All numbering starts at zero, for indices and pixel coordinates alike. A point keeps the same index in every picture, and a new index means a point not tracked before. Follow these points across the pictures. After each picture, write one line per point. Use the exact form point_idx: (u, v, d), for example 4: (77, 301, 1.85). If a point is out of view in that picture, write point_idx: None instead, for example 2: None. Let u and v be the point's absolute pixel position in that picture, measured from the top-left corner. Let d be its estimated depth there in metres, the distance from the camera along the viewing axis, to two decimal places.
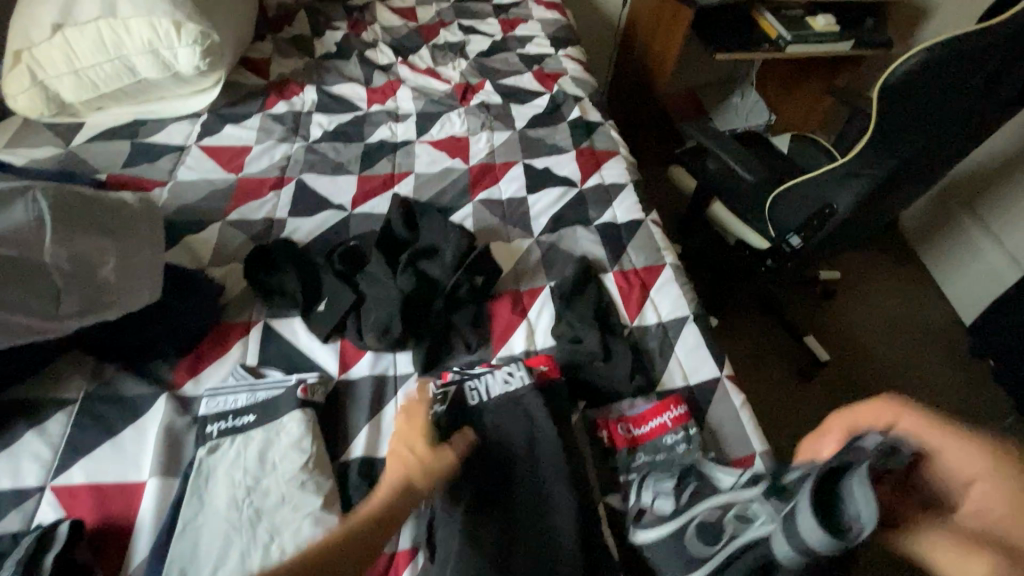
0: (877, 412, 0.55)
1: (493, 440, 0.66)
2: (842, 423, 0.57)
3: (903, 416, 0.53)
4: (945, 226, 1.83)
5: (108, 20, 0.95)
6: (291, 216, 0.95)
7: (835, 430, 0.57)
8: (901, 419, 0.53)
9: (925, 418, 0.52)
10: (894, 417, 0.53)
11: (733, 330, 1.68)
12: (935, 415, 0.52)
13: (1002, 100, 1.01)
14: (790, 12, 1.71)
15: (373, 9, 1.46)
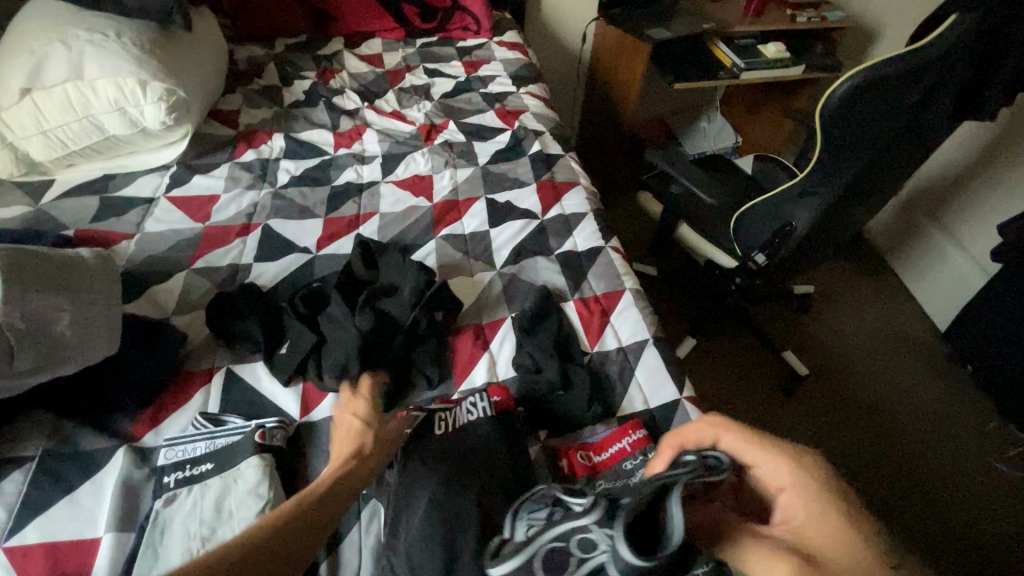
0: (699, 432, 0.58)
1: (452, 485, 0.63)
2: (672, 442, 0.59)
3: (722, 437, 0.56)
4: (911, 235, 1.88)
5: (76, 82, 0.99)
6: (256, 261, 0.97)
7: (666, 450, 0.59)
8: (720, 437, 0.56)
9: (738, 432, 0.55)
10: (715, 435, 0.57)
11: (712, 349, 1.70)
12: (746, 428, 0.56)
13: (938, 116, 1.06)
14: (742, 41, 1.79)
15: (341, 57, 1.53)
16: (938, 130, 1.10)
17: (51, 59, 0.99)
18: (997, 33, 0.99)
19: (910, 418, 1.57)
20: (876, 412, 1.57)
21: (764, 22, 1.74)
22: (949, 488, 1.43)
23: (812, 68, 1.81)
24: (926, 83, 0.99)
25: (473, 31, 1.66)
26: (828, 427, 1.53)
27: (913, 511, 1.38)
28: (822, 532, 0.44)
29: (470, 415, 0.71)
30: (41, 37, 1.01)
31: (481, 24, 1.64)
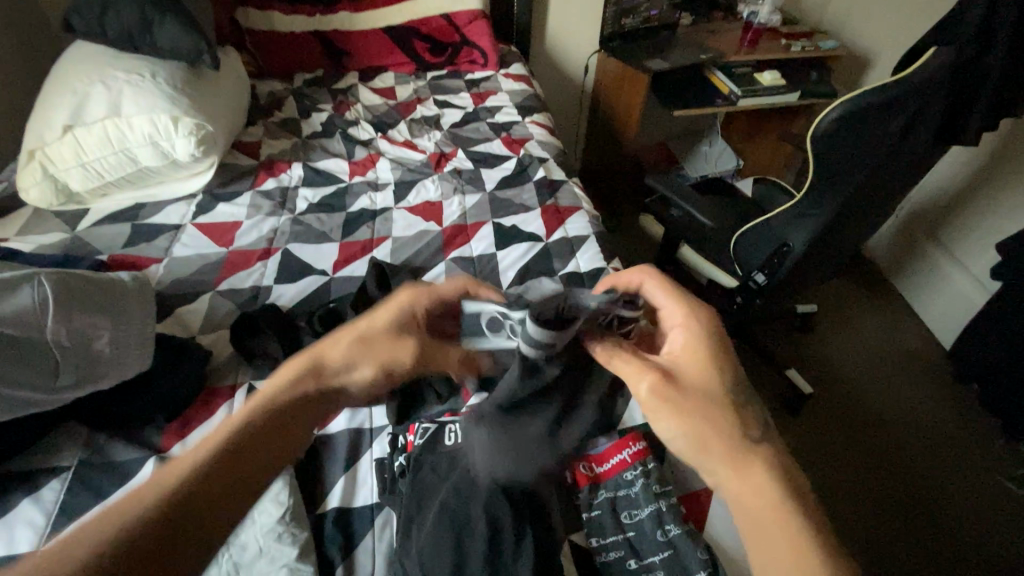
0: (629, 276, 0.66)
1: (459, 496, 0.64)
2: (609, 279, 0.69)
3: (646, 282, 0.65)
4: (913, 252, 1.91)
5: (114, 119, 1.07)
6: (276, 283, 1.03)
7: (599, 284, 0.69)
8: (645, 283, 0.65)
9: (661, 280, 0.64)
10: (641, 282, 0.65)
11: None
12: (669, 281, 0.64)
13: (924, 141, 1.11)
14: (739, 70, 1.87)
15: (355, 90, 1.61)
16: (925, 154, 1.15)
17: (92, 98, 1.08)
18: (975, 63, 1.05)
19: (916, 438, 1.57)
20: (880, 427, 1.59)
21: (760, 51, 1.81)
22: (950, 504, 1.43)
23: (807, 94, 1.87)
24: (911, 110, 1.04)
25: (480, 64, 1.74)
26: (830, 446, 1.54)
27: (913, 526, 1.39)
28: (692, 371, 0.56)
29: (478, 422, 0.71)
30: (85, 79, 1.10)
31: (488, 57, 1.73)
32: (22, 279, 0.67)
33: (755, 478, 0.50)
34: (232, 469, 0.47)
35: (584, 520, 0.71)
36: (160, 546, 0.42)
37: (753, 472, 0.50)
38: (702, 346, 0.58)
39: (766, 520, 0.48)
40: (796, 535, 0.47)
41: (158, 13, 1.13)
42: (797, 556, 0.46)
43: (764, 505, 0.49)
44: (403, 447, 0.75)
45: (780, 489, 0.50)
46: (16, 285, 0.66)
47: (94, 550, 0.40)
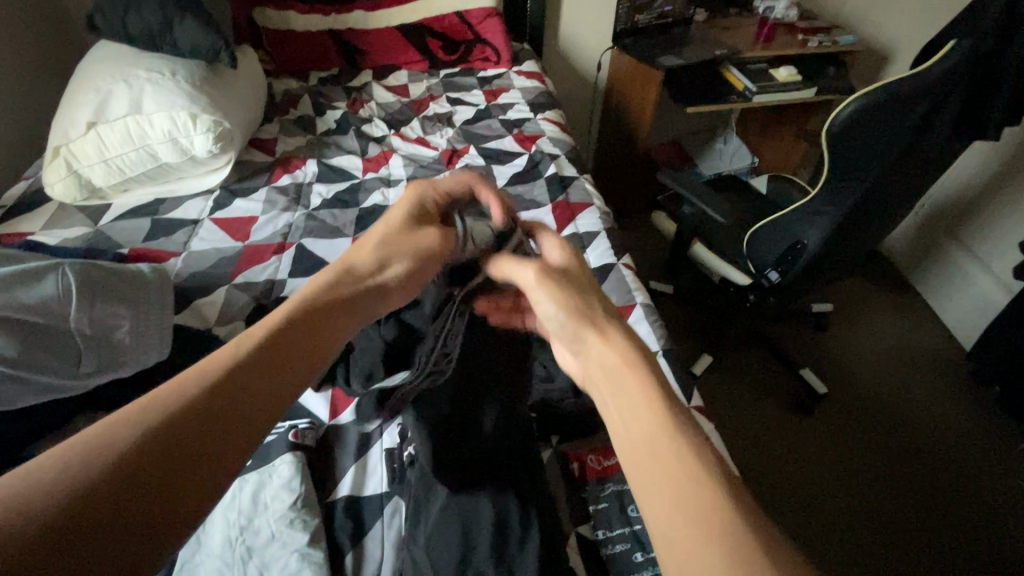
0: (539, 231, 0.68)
1: (465, 491, 0.65)
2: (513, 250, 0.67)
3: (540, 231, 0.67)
4: (933, 252, 1.87)
5: (135, 116, 1.10)
6: (291, 277, 1.04)
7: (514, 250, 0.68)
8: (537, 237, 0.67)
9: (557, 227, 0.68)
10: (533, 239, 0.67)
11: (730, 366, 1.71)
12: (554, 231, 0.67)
13: (942, 137, 1.09)
14: (754, 66, 1.85)
15: (370, 88, 1.63)
16: (942, 150, 1.13)
17: (115, 97, 1.11)
18: (994, 57, 1.03)
19: (933, 441, 1.54)
20: (895, 427, 1.56)
21: (775, 47, 1.80)
22: (960, 507, 1.40)
23: (825, 90, 1.84)
24: (927, 106, 1.02)
25: (493, 62, 1.75)
26: (844, 447, 1.52)
27: (923, 529, 1.36)
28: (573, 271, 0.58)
29: None
30: (107, 77, 1.13)
31: (501, 55, 1.74)
32: (46, 269, 0.70)
33: (629, 401, 0.44)
34: (271, 356, 0.46)
35: (591, 512, 0.72)
36: (215, 417, 0.39)
37: (628, 396, 0.44)
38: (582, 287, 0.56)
39: (638, 441, 0.41)
40: (670, 446, 0.40)
41: (178, 13, 1.16)
42: (669, 473, 0.38)
43: (638, 425, 0.42)
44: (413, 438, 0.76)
45: (664, 406, 0.42)
46: (41, 275, 0.69)
47: (145, 419, 0.37)
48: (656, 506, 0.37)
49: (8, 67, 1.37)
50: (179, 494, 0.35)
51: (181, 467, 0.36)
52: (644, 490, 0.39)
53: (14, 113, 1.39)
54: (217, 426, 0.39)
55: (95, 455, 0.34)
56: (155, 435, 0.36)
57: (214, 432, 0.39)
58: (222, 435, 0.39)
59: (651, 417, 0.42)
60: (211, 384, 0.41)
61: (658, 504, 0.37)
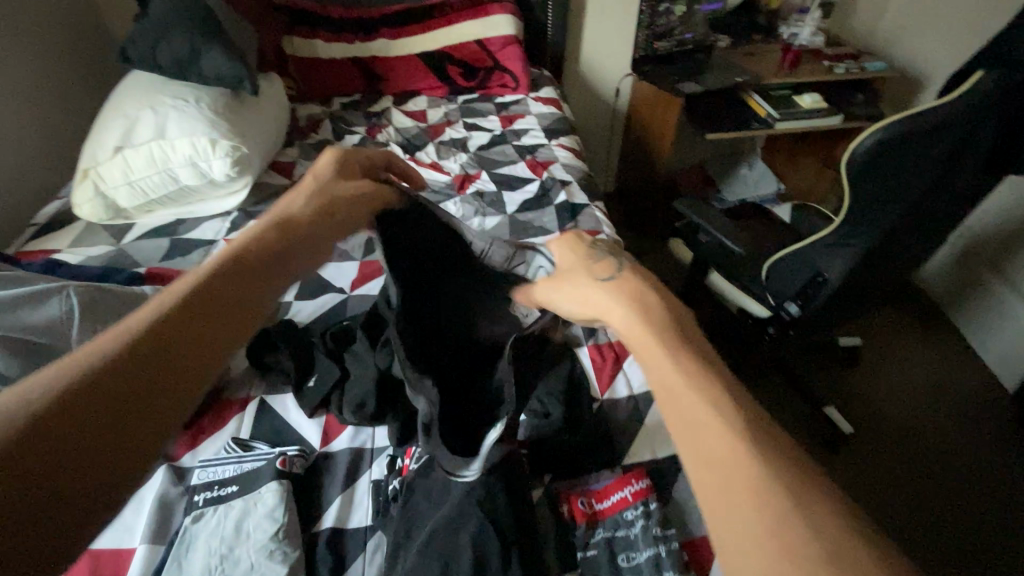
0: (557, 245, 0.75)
1: (443, 531, 0.63)
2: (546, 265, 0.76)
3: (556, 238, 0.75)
4: (972, 287, 1.76)
5: (159, 141, 1.15)
6: (296, 299, 1.05)
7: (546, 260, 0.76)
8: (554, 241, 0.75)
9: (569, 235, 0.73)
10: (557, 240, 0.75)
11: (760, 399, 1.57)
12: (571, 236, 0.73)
13: (971, 169, 1.04)
14: (777, 93, 1.81)
15: (389, 114, 1.67)
16: (972, 181, 1.08)
17: (141, 123, 1.16)
18: None
19: (973, 486, 1.44)
20: (928, 469, 1.47)
21: (800, 74, 1.76)
22: (1001, 557, 1.31)
23: (852, 117, 1.79)
24: (956, 135, 0.97)
25: (511, 88, 1.77)
26: (872, 489, 1.43)
27: None
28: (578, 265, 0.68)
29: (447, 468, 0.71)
30: (136, 104, 1.18)
31: (519, 81, 1.76)
32: (52, 292, 0.73)
33: (688, 408, 0.42)
34: (215, 295, 0.47)
35: (578, 559, 0.68)
36: (162, 358, 0.40)
37: (684, 401, 0.43)
38: (632, 285, 0.57)
39: (704, 477, 0.39)
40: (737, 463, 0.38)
41: (205, 44, 1.22)
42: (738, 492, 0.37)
43: (698, 438, 0.40)
44: (399, 470, 0.75)
45: (727, 418, 0.41)
46: (47, 297, 0.72)
47: (85, 362, 0.38)
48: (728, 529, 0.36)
49: (42, 93, 1.45)
50: (136, 429, 0.36)
51: (130, 406, 0.37)
52: (716, 510, 0.37)
53: (45, 136, 1.46)
54: (170, 365, 0.40)
55: (43, 385, 0.35)
56: (99, 373, 0.37)
57: (164, 372, 0.40)
58: (173, 372, 0.40)
59: (713, 429, 0.40)
60: (155, 328, 0.42)
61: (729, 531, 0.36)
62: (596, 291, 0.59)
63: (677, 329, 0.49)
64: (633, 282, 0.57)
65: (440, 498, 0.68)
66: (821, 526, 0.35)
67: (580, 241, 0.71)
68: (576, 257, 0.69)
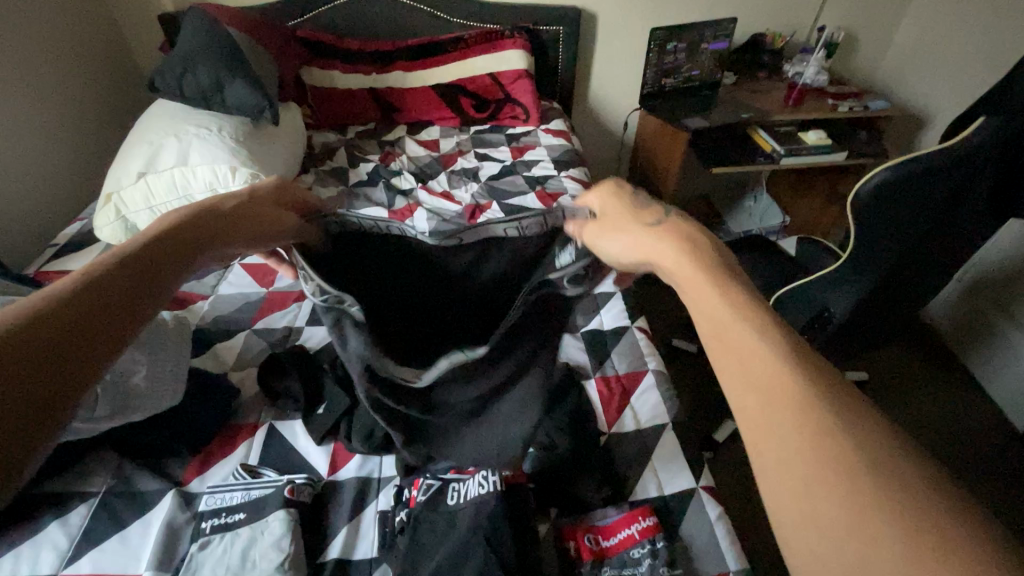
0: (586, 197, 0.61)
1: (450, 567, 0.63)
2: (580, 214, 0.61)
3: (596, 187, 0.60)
4: (979, 324, 1.75)
5: (181, 168, 1.18)
6: (307, 325, 1.07)
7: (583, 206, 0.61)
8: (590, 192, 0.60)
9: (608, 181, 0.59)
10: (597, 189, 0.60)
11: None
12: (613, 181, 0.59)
13: (974, 210, 1.05)
14: (782, 129, 1.85)
15: (402, 143, 1.72)
16: (976, 222, 1.09)
17: (165, 150, 1.20)
18: None
19: None
20: None
21: (804, 111, 1.80)
22: None
23: (857, 153, 1.81)
24: (958, 178, 0.99)
25: (521, 120, 1.81)
26: None
27: None
28: (619, 211, 0.55)
29: (454, 500, 0.71)
30: (161, 133, 1.23)
31: (530, 113, 1.80)
32: None
33: (739, 357, 0.38)
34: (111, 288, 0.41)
35: None
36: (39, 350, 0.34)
37: (741, 344, 0.38)
38: (677, 227, 0.49)
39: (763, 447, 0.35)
40: (791, 413, 0.34)
41: (229, 76, 1.27)
42: (792, 449, 0.33)
43: (744, 388, 0.37)
44: (406, 501, 0.74)
45: (788, 362, 0.36)
46: None
47: None
48: (781, 489, 0.33)
49: (66, 119, 1.51)
50: None
51: None
52: (766, 457, 0.34)
53: (66, 160, 1.51)
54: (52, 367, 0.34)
55: None
56: None
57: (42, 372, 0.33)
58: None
59: (761, 378, 0.36)
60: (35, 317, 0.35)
61: (780, 494, 0.34)
62: (644, 230, 0.50)
63: (723, 270, 0.44)
64: (680, 229, 0.49)
65: (446, 532, 0.68)
66: (887, 477, 0.31)
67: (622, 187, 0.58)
68: (619, 203, 0.56)
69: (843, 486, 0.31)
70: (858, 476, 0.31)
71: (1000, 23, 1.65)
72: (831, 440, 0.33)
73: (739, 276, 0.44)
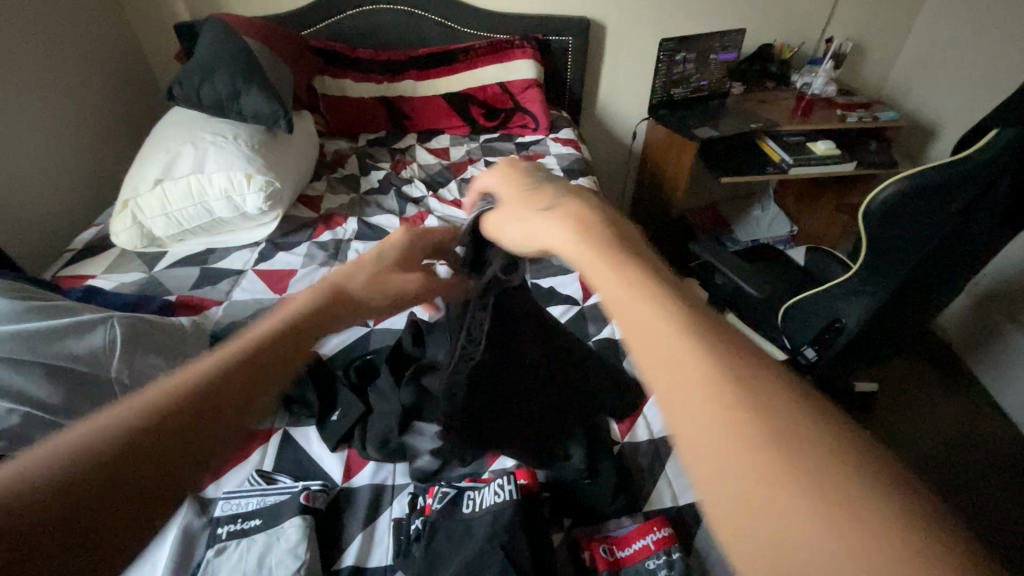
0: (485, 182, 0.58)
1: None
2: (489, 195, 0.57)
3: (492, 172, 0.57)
4: (991, 336, 1.74)
5: (197, 175, 1.20)
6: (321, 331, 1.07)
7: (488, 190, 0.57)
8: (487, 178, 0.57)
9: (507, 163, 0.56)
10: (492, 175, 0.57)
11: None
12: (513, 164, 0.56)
13: (988, 222, 1.05)
14: (791, 139, 1.86)
15: (413, 151, 1.73)
16: (990, 234, 1.09)
17: (181, 157, 1.21)
18: None
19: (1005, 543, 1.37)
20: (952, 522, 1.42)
21: (814, 122, 1.80)
22: None
23: (866, 163, 1.81)
24: (972, 191, 0.99)
25: (531, 129, 1.82)
26: None
27: None
28: (519, 194, 0.51)
29: (469, 508, 0.72)
30: (178, 140, 1.24)
31: (540, 122, 1.81)
32: (97, 322, 0.77)
33: (659, 349, 0.31)
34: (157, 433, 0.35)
35: None
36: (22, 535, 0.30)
37: (656, 326, 0.31)
38: (573, 207, 0.43)
39: (704, 447, 0.28)
40: (745, 444, 0.27)
41: (246, 86, 1.29)
42: (752, 486, 0.26)
43: (695, 410, 0.28)
44: (421, 509, 0.75)
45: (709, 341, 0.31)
46: (93, 327, 0.76)
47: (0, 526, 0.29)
48: (742, 538, 0.25)
49: (82, 127, 1.53)
50: None
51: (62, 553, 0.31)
52: (710, 461, 0.27)
53: (82, 166, 1.53)
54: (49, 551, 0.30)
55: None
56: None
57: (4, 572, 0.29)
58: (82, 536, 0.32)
59: (706, 398, 0.28)
60: (50, 493, 0.31)
61: (747, 546, 0.25)
62: (538, 212, 0.46)
63: (637, 259, 0.37)
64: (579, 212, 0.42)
65: (462, 541, 0.68)
66: (834, 469, 0.26)
67: (525, 174, 0.54)
68: (517, 188, 0.52)
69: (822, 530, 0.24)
70: (828, 513, 0.25)
71: (1010, 36, 1.65)
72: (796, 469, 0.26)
73: (649, 267, 0.37)
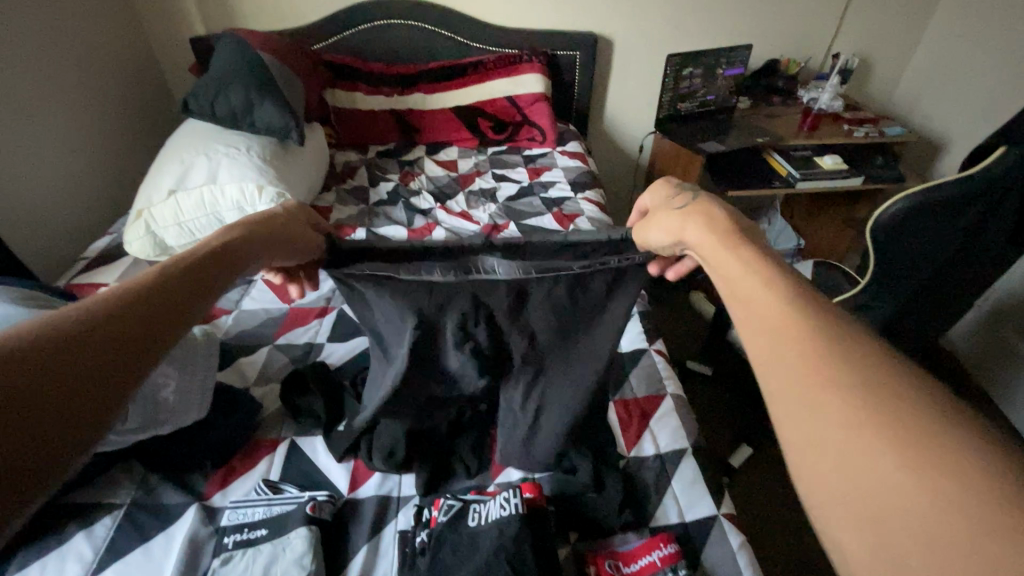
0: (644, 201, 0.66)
1: None
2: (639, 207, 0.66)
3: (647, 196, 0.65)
4: (1002, 352, 1.72)
5: (210, 186, 1.22)
6: (328, 342, 1.08)
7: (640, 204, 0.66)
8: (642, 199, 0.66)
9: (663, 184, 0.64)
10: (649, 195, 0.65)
11: (777, 449, 1.46)
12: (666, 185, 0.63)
13: (1000, 238, 1.04)
14: (798, 153, 1.86)
15: (422, 163, 1.75)
16: (1001, 250, 1.08)
17: (195, 168, 1.23)
18: None
19: None
20: None
21: (820, 136, 1.81)
22: None
23: (873, 178, 1.81)
24: (981, 207, 0.99)
25: (538, 142, 1.83)
26: None
27: None
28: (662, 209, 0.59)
29: (475, 522, 0.71)
30: (192, 151, 1.27)
31: (547, 135, 1.82)
32: None
33: (774, 343, 0.39)
34: (155, 299, 0.44)
35: None
36: (115, 350, 0.38)
37: (766, 322, 0.40)
38: (709, 210, 0.52)
39: (815, 421, 0.35)
40: (847, 420, 0.34)
41: (259, 99, 1.32)
42: (844, 433, 0.33)
43: (785, 382, 0.37)
44: (427, 521, 0.75)
45: (821, 337, 0.38)
46: None
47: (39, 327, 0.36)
48: (815, 472, 0.34)
49: (98, 138, 1.57)
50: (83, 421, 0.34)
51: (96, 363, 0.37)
52: (814, 432, 0.35)
53: (97, 176, 1.56)
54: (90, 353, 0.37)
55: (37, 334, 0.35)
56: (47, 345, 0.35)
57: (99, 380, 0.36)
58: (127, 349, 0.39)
59: (809, 373, 0.36)
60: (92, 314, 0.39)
61: (823, 473, 0.34)
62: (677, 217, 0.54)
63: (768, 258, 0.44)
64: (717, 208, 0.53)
65: (466, 556, 0.67)
66: (938, 442, 0.31)
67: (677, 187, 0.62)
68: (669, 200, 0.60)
69: (890, 470, 0.31)
70: (899, 456, 0.31)
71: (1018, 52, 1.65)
72: (878, 428, 0.33)
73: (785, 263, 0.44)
